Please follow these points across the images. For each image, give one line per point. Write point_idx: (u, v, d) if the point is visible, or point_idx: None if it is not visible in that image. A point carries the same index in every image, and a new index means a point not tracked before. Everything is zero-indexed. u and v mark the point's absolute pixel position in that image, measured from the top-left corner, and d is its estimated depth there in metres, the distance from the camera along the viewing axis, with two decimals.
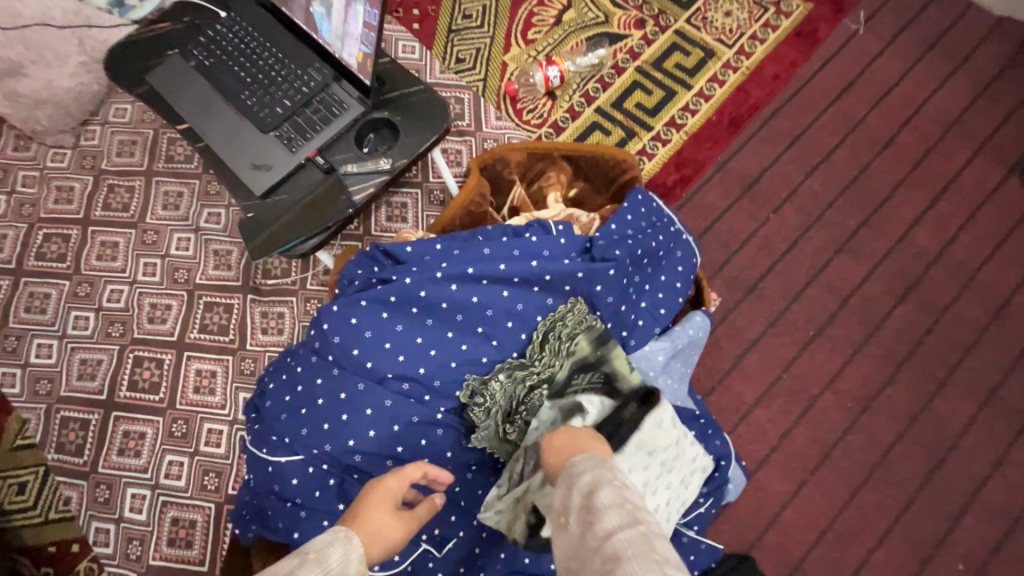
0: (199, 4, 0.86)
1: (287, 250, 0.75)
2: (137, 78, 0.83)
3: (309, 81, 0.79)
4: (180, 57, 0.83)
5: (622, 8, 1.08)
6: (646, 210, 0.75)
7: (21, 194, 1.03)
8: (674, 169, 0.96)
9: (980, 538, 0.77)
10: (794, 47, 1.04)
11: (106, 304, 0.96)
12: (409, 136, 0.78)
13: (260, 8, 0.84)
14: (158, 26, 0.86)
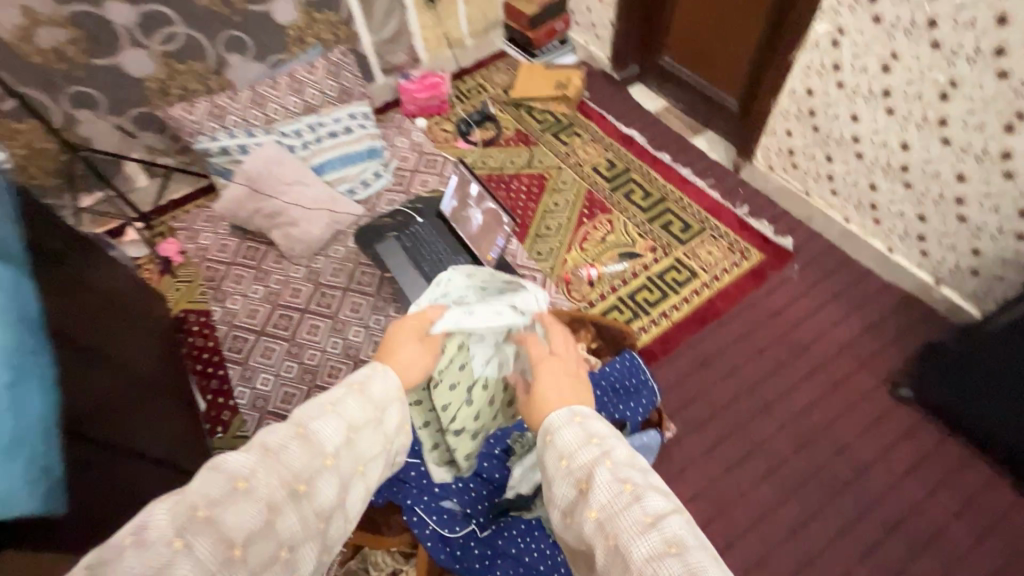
0: (407, 212, 1.65)
1: None
2: (371, 247, 1.61)
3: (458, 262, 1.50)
4: (395, 240, 1.60)
5: (643, 239, 1.77)
6: (631, 364, 1.31)
7: (272, 288, 1.77)
8: (659, 343, 1.55)
9: None
10: (748, 279, 1.66)
11: (305, 360, 1.61)
12: None
13: (438, 219, 1.60)
14: (385, 220, 1.65)
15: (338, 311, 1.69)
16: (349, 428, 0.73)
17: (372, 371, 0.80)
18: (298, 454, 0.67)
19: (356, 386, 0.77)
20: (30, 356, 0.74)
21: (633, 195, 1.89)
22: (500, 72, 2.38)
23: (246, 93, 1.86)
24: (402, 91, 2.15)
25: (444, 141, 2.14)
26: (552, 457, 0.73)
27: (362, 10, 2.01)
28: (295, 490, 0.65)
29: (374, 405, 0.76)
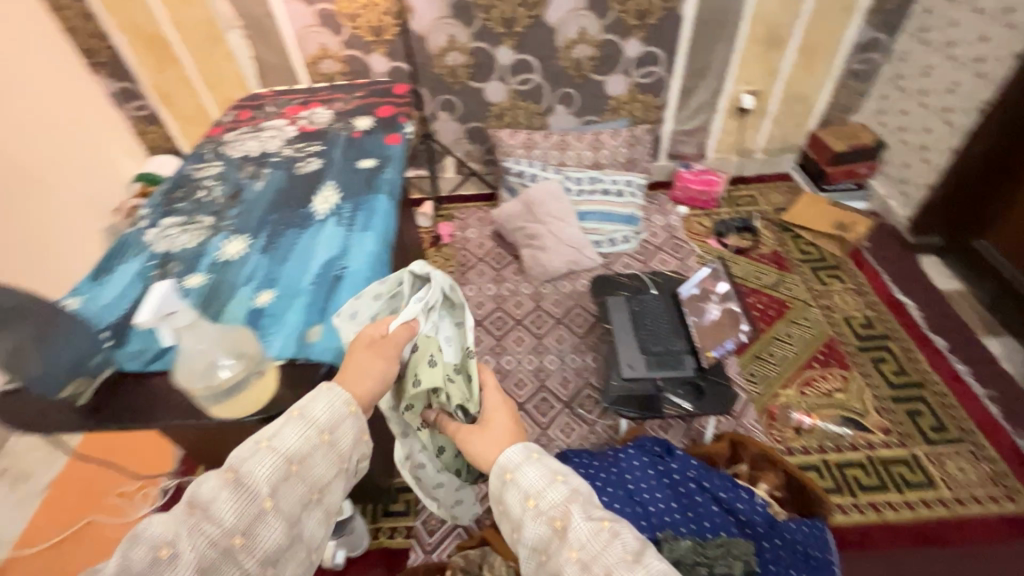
0: (644, 281, 1.74)
1: (616, 408, 1.41)
2: (601, 294, 1.72)
3: (675, 345, 1.50)
4: (624, 297, 1.65)
5: (879, 415, 1.56)
6: (818, 533, 1.14)
7: (500, 291, 2.00)
8: (857, 533, 1.34)
9: None
10: (1009, 527, 1.33)
11: (501, 362, 1.76)
12: (702, 401, 1.39)
13: (671, 299, 1.64)
14: (622, 278, 1.76)
15: (544, 336, 1.83)
16: (291, 464, 0.64)
17: (311, 400, 0.70)
18: (230, 504, 0.59)
19: (299, 415, 0.68)
20: (385, 267, 1.01)
21: (883, 364, 1.69)
22: (771, 195, 2.40)
23: (555, 136, 2.20)
24: (676, 177, 2.30)
25: (697, 234, 2.21)
26: (516, 497, 0.69)
27: (678, 101, 2.22)
28: (230, 543, 0.58)
29: (317, 433, 0.68)
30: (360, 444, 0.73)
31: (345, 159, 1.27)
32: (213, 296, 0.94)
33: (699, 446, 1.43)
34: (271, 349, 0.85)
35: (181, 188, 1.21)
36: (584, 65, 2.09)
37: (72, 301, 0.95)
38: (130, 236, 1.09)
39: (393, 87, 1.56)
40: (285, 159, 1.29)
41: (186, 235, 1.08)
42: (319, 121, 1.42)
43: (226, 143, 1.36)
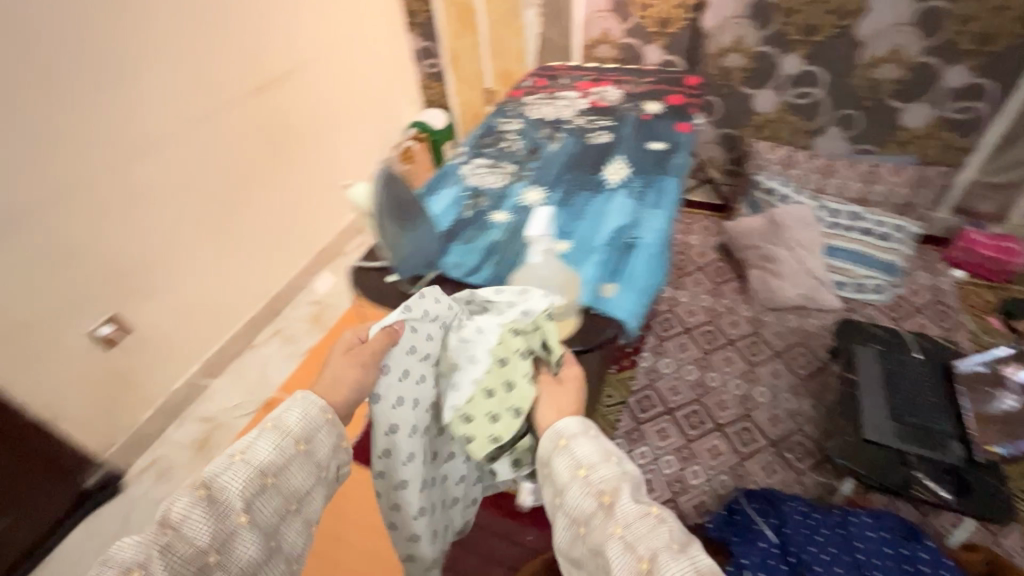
0: (906, 338, 1.49)
1: (855, 469, 1.23)
2: (848, 338, 1.53)
3: (940, 424, 1.28)
4: (876, 351, 1.46)
5: None
6: None
7: (714, 304, 1.90)
8: None
9: None
10: None
11: (704, 376, 1.67)
12: (974, 500, 1.16)
13: (938, 369, 1.41)
14: (875, 327, 1.55)
15: (757, 364, 1.69)
16: (263, 478, 0.64)
17: (281, 407, 0.70)
18: (201, 524, 0.59)
19: (272, 426, 0.68)
20: (670, 248, 1.02)
21: None
22: None
23: (820, 160, 2.00)
24: (961, 237, 1.93)
25: (973, 307, 1.84)
26: (566, 465, 0.69)
27: (993, 148, 1.83)
28: (206, 560, 0.58)
29: (294, 444, 0.68)
30: (338, 449, 0.74)
31: (634, 137, 1.31)
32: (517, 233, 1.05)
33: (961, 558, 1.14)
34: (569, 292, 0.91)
35: (490, 134, 1.36)
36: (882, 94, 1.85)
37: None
38: (450, 165, 1.26)
39: (683, 80, 1.56)
40: (578, 127, 1.37)
41: (493, 176, 1.21)
42: (609, 99, 1.49)
43: (526, 104, 1.50)
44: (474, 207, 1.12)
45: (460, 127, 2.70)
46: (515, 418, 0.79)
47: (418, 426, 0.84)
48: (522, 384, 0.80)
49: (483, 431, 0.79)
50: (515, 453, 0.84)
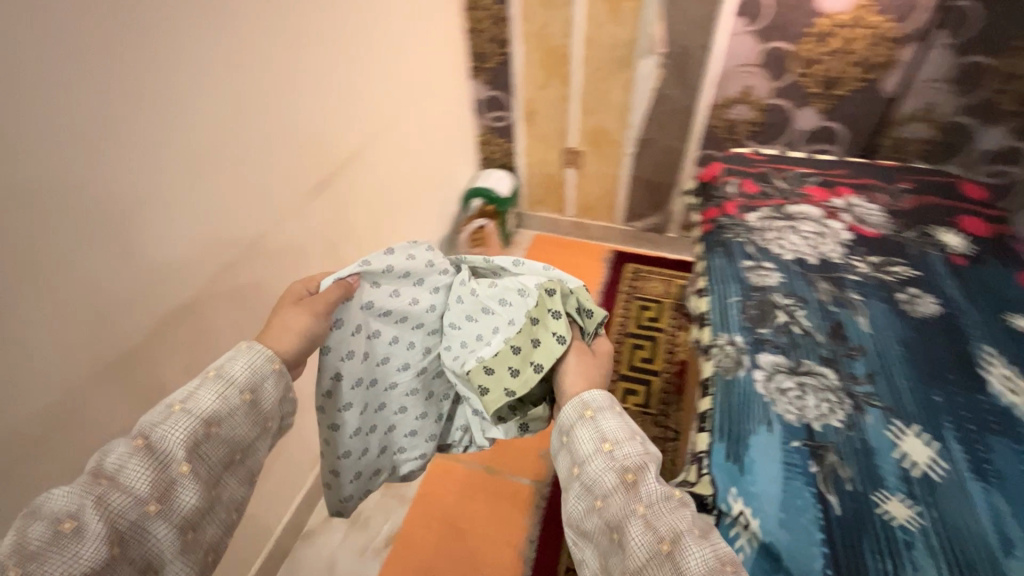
0: None
1: None
2: None
3: None
4: None
5: None
6: None
7: None
8: None
9: None
10: None
11: None
12: None
13: None
14: None
15: None
16: (207, 430, 0.61)
17: (232, 351, 0.67)
18: (141, 472, 0.56)
19: (228, 365, 0.66)
20: None
21: None
22: None
23: None
24: None
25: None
26: (592, 436, 0.65)
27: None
28: (178, 473, 0.58)
29: (244, 391, 0.65)
30: (286, 399, 0.71)
31: (982, 308, 0.85)
32: (972, 570, 0.57)
33: None
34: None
35: (753, 303, 0.87)
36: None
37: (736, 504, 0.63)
38: (738, 383, 0.76)
39: (956, 186, 1.10)
40: (875, 282, 0.90)
41: (821, 406, 0.72)
42: (878, 221, 1.02)
43: (760, 231, 1.01)
44: (845, 494, 0.64)
45: (524, 190, 2.19)
46: (535, 375, 0.77)
47: (361, 378, 0.86)
48: (551, 341, 0.78)
49: (500, 383, 0.78)
50: (525, 418, 0.84)
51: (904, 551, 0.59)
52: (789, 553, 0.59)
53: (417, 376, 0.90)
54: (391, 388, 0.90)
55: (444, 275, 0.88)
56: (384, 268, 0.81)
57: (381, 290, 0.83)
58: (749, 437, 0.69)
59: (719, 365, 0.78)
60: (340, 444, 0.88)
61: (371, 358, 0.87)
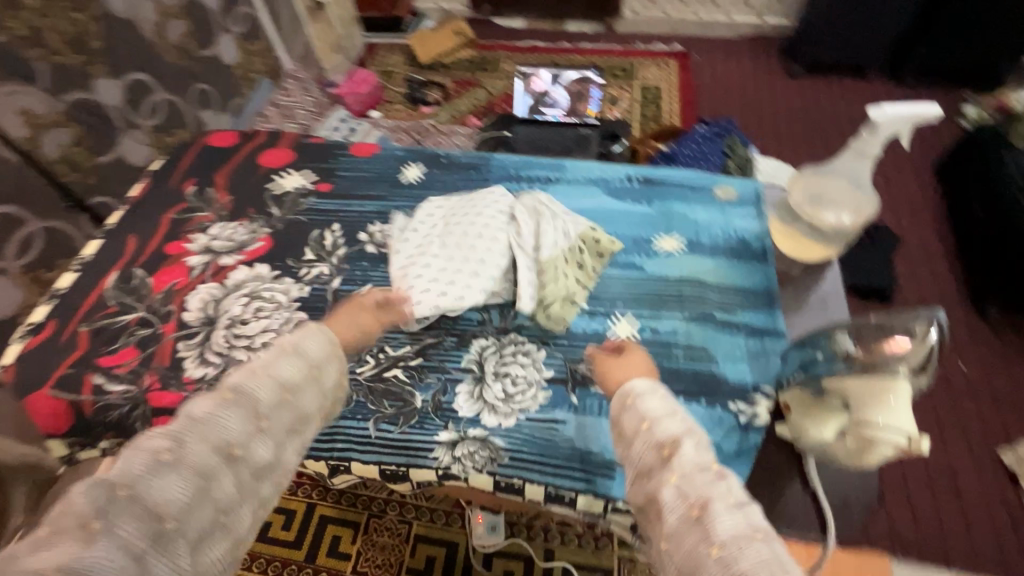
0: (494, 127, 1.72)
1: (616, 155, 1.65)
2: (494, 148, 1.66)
3: (577, 132, 1.66)
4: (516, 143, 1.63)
5: (614, 78, 2.19)
6: (703, 136, 1.62)
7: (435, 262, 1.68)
8: (688, 109, 2.03)
9: (919, 164, 1.81)
10: (687, 66, 2.17)
11: None
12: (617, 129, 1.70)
13: (520, 121, 1.69)
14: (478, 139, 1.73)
15: None
16: (228, 453, 0.44)
17: (301, 333, 0.53)
18: (173, 484, 0.41)
19: (287, 355, 0.51)
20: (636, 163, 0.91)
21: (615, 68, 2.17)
22: (394, 55, 2.43)
23: (270, 111, 1.68)
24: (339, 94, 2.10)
25: (409, 117, 2.19)
26: (627, 422, 0.51)
27: (275, 32, 1.88)
28: (158, 533, 0.40)
29: (280, 393, 0.49)
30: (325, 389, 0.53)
31: (390, 194, 0.84)
32: (661, 301, 0.69)
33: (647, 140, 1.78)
34: (755, 226, 0.75)
35: (375, 406, 0.64)
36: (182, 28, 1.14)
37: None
38: (507, 445, 0.60)
39: (205, 147, 0.93)
40: (349, 263, 0.77)
41: (518, 377, 0.64)
42: (246, 231, 0.81)
43: (231, 368, 0.67)
44: None
45: None
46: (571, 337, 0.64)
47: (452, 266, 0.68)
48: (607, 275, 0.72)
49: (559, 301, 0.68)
50: (550, 313, 0.68)
51: (664, 333, 0.67)
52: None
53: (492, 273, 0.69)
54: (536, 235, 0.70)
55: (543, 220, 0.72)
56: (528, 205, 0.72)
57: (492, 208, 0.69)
58: (579, 447, 0.59)
59: (480, 463, 0.59)
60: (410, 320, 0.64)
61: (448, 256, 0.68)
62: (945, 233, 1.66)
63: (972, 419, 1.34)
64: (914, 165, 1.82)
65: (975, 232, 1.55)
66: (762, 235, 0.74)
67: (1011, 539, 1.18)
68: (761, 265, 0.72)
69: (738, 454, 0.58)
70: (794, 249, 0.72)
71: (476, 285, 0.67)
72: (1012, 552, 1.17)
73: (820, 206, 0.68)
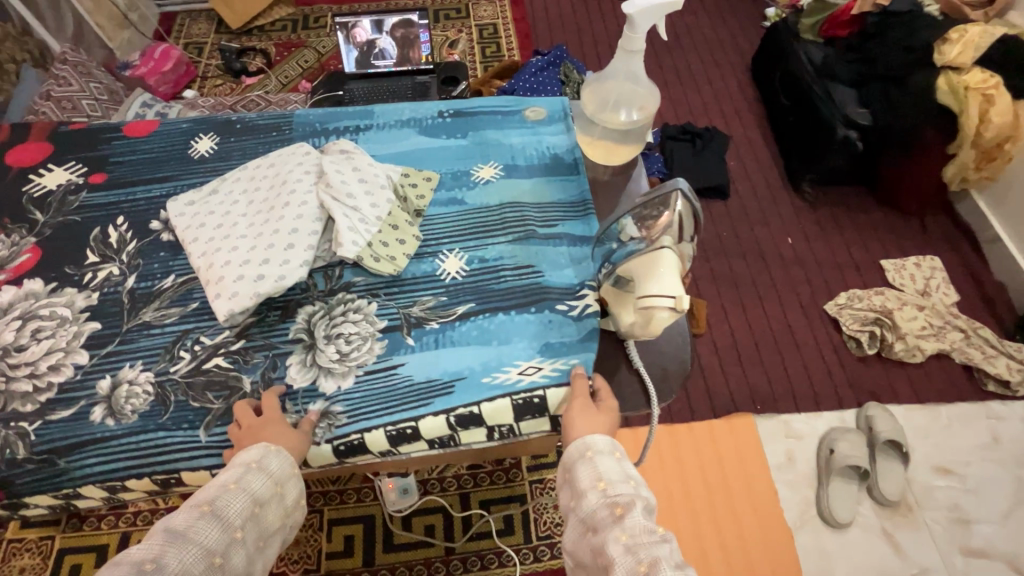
0: (328, 87, 1.63)
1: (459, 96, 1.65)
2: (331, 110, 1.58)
3: (413, 82, 1.63)
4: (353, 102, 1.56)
5: (448, 21, 2.13)
6: (538, 67, 1.63)
7: None
8: (523, 43, 2.07)
9: (731, 65, 1.99)
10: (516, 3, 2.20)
11: None
12: (456, 72, 1.68)
13: (353, 78, 1.62)
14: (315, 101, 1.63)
15: None
16: (211, 561, 0.45)
17: (260, 448, 0.53)
18: None
19: (255, 470, 0.52)
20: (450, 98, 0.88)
21: (448, 14, 2.15)
22: (197, 25, 2.14)
23: (47, 106, 1.42)
24: (138, 76, 1.82)
25: (231, 92, 1.96)
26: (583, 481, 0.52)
27: (33, 14, 1.58)
28: None
29: (252, 506, 0.50)
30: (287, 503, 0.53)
31: (181, 172, 0.75)
32: (486, 229, 0.70)
33: (488, 82, 1.78)
34: (565, 139, 0.77)
35: (198, 403, 0.58)
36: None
37: (509, 377, 0.59)
38: (347, 406, 0.58)
39: None
40: (142, 257, 0.68)
41: (352, 334, 0.62)
42: (5, 246, 0.68)
43: (12, 403, 0.58)
44: (454, 300, 0.64)
45: None
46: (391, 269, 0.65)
47: (277, 207, 0.66)
48: (445, 212, 0.71)
49: (391, 242, 0.66)
50: (381, 256, 0.65)
51: (492, 259, 0.67)
52: (531, 340, 0.61)
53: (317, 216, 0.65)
54: (349, 197, 0.66)
55: (382, 176, 0.70)
56: (364, 157, 0.72)
57: (340, 159, 0.70)
58: (420, 385, 0.59)
59: (317, 433, 0.57)
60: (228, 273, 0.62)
61: (277, 203, 0.67)
62: (763, 125, 1.85)
63: (801, 283, 1.54)
64: (730, 67, 1.98)
65: (783, 120, 1.74)
66: (572, 148, 0.76)
67: (840, 373, 1.41)
68: (573, 176, 0.74)
69: (577, 342, 0.61)
70: (599, 155, 0.75)
71: (295, 258, 0.62)
72: (841, 384, 1.40)
73: (612, 108, 0.71)
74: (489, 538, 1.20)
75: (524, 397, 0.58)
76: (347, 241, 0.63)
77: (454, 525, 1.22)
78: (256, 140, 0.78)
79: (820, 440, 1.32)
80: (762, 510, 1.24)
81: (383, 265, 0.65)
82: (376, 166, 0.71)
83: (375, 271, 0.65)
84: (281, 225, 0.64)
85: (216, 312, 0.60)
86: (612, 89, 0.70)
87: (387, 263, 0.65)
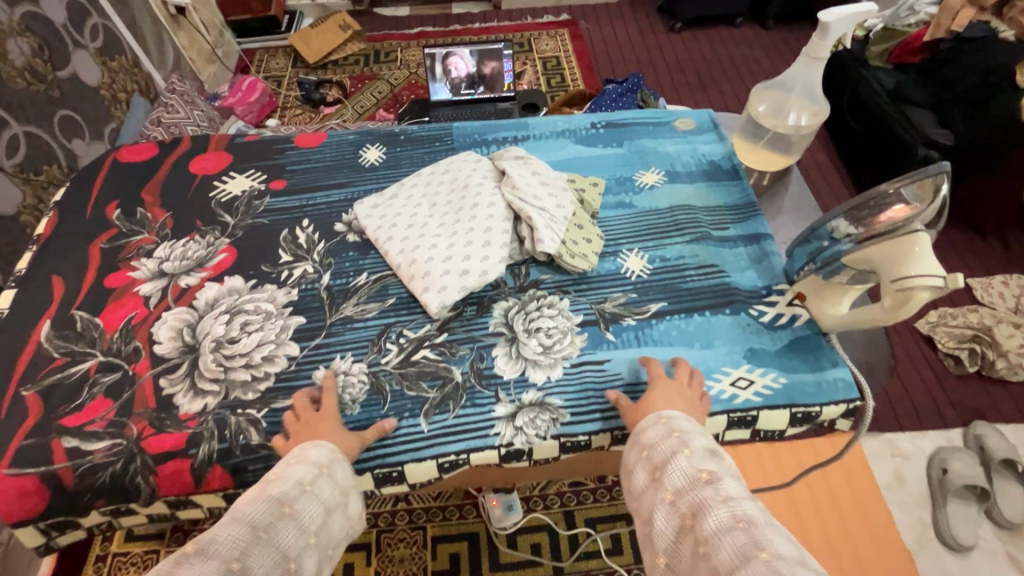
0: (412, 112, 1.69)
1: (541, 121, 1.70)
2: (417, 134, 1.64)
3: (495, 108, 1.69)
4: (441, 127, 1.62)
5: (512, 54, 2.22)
6: (616, 95, 1.69)
7: None
8: (586, 74, 2.15)
9: None
10: (575, 37, 2.29)
11: None
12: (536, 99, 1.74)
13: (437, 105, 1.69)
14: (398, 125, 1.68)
15: None
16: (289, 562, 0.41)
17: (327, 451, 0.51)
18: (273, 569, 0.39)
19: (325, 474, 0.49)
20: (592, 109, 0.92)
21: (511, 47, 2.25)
22: (273, 60, 2.27)
23: None
24: (226, 106, 1.91)
25: (311, 121, 2.05)
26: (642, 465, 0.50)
27: None
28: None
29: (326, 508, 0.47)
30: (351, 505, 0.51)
31: (357, 179, 0.79)
32: (661, 230, 0.72)
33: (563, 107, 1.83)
34: (719, 148, 0.80)
35: (414, 392, 0.59)
36: (28, 49, 1.06)
37: (722, 387, 0.59)
38: (565, 401, 0.59)
39: (117, 163, 0.81)
40: (334, 256, 0.70)
41: (551, 326, 0.63)
42: (202, 246, 0.72)
43: (234, 391, 0.59)
44: (645, 297, 0.66)
45: None
46: (585, 261, 0.67)
47: (461, 207, 0.69)
48: (615, 215, 0.74)
49: (580, 242, 0.68)
50: (575, 253, 0.67)
51: (673, 259, 0.69)
52: (733, 343, 0.62)
53: (506, 217, 0.67)
54: (536, 198, 0.68)
55: (557, 178, 0.73)
56: (539, 161, 0.75)
57: (517, 163, 0.74)
58: (628, 380, 0.60)
59: (543, 429, 0.57)
60: (431, 269, 0.64)
61: (464, 203, 0.69)
62: (830, 151, 1.88)
63: None
64: None
65: (852, 141, 1.77)
66: (730, 156, 0.79)
67: (941, 391, 1.39)
68: (738, 182, 0.76)
69: (780, 350, 0.62)
70: (758, 162, 0.80)
71: (493, 254, 0.64)
72: (944, 402, 1.37)
73: (781, 115, 0.76)
74: (598, 558, 1.15)
75: (739, 414, 0.58)
76: (550, 239, 0.65)
77: (561, 543, 1.17)
78: (420, 151, 0.82)
79: (928, 459, 1.29)
80: (877, 532, 1.19)
81: (577, 261, 0.67)
82: (550, 170, 0.74)
83: (569, 266, 0.67)
84: (476, 222, 0.66)
85: (427, 304, 0.63)
86: (786, 98, 0.76)
87: (579, 260, 0.67)
